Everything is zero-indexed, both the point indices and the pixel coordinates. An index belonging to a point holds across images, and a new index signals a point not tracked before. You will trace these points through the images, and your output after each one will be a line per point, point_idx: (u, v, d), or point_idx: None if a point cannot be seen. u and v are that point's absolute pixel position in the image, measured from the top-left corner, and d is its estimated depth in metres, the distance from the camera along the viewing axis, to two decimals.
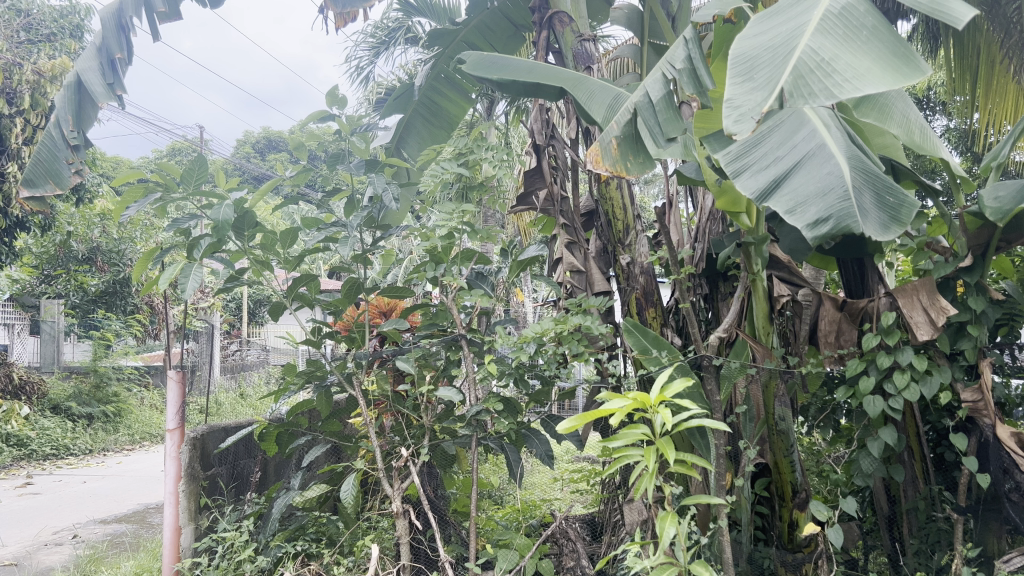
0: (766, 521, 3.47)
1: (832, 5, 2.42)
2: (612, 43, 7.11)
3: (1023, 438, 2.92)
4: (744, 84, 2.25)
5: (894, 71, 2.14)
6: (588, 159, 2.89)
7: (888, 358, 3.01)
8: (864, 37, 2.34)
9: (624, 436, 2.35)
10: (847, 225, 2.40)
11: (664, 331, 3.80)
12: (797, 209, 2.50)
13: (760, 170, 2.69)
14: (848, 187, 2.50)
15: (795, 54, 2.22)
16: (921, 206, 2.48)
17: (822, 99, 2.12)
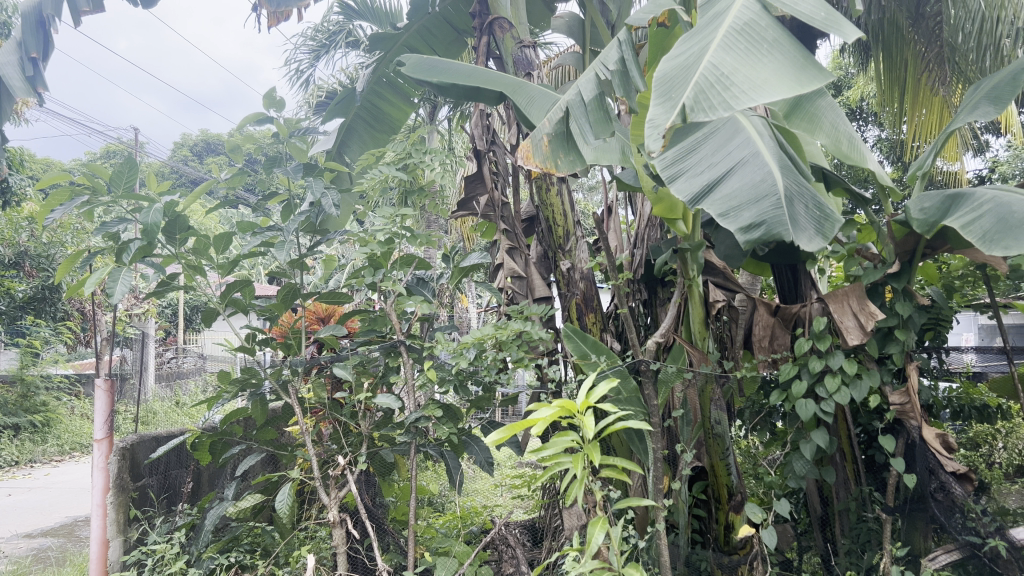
0: (704, 523, 3.53)
1: (736, 19, 2.45)
2: (553, 50, 7.15)
3: (947, 439, 3.03)
4: (663, 105, 2.25)
5: (787, 83, 2.20)
6: (519, 156, 3.01)
7: (820, 362, 3.08)
8: (762, 51, 2.38)
9: (554, 444, 2.38)
10: (778, 233, 2.45)
11: (603, 336, 3.82)
12: (731, 214, 2.54)
13: (696, 177, 2.74)
14: (781, 196, 2.55)
15: (696, 72, 2.26)
16: (846, 220, 2.56)
17: (722, 112, 2.17)
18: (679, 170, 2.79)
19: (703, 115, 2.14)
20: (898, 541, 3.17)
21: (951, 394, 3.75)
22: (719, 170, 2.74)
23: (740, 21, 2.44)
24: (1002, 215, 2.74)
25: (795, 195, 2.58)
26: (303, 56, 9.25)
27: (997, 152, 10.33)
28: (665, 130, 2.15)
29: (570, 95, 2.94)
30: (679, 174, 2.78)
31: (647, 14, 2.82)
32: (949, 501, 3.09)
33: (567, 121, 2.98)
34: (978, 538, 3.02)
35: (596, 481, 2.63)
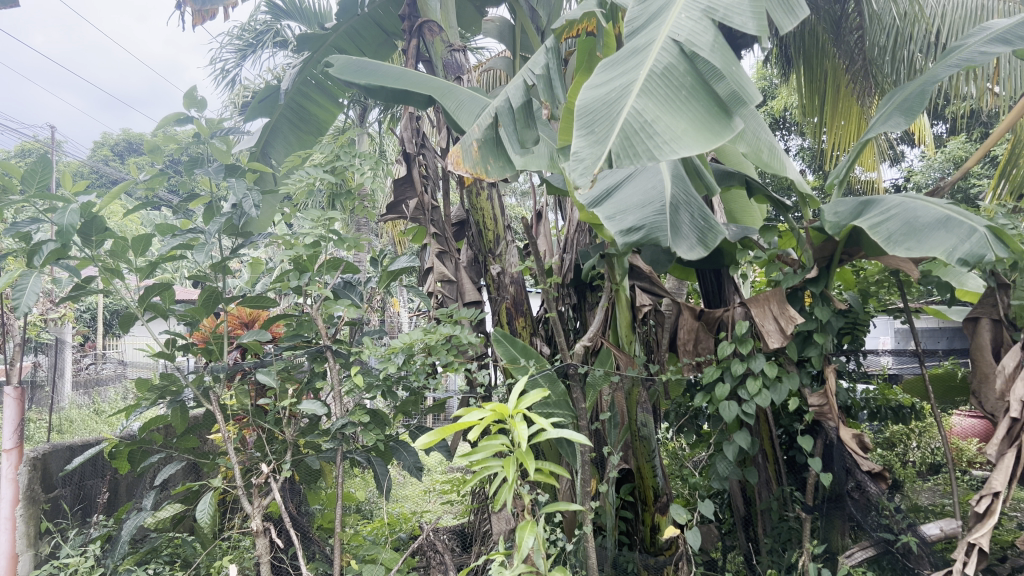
0: (630, 525, 3.57)
1: (658, 56, 2.34)
2: (484, 54, 7.16)
3: (862, 439, 3.13)
4: (587, 140, 2.18)
5: (707, 135, 2.18)
6: (449, 162, 2.88)
7: (742, 365, 3.14)
8: (682, 96, 2.30)
9: (484, 448, 2.36)
10: (655, 236, 2.63)
11: (532, 340, 3.83)
12: (618, 217, 2.74)
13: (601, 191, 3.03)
14: (666, 206, 2.78)
15: (620, 116, 2.18)
16: (726, 234, 2.79)
17: (645, 161, 2.12)
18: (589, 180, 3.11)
19: (628, 165, 2.08)
20: (816, 539, 3.28)
21: (867, 395, 3.87)
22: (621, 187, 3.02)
23: (663, 58, 2.34)
24: (908, 220, 2.87)
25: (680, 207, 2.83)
26: (229, 55, 9.04)
27: (911, 163, 10.75)
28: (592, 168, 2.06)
29: (498, 102, 2.92)
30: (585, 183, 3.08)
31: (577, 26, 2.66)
32: (865, 498, 3.23)
33: (495, 128, 2.97)
34: (891, 534, 3.12)
35: (525, 485, 2.62)
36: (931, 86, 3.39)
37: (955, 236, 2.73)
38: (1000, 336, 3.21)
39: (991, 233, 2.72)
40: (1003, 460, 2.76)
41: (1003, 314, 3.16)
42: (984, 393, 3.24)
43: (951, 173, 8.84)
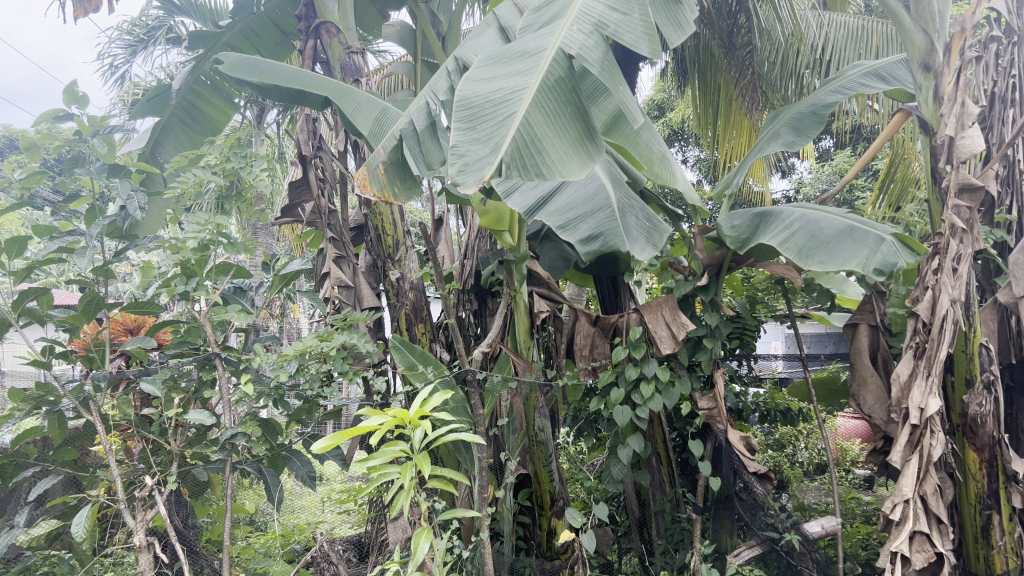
0: (527, 530, 3.59)
1: (550, 67, 2.29)
2: (386, 57, 7.10)
3: (748, 440, 3.24)
4: (476, 141, 2.13)
5: (586, 156, 2.24)
6: (355, 185, 2.72)
7: (636, 370, 3.21)
8: (567, 112, 2.32)
9: (382, 453, 2.33)
10: (615, 242, 2.85)
11: (432, 346, 3.80)
12: (572, 227, 2.93)
13: (529, 196, 3.11)
14: (616, 210, 2.98)
15: (510, 125, 2.14)
16: (669, 230, 3.01)
17: (535, 177, 2.16)
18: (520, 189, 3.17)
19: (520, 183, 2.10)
20: (706, 539, 3.38)
21: (758, 399, 4.02)
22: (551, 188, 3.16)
23: (554, 70, 2.29)
24: (813, 233, 2.99)
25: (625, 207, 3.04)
26: (118, 50, 8.68)
27: (801, 175, 11.23)
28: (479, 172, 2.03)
29: (402, 123, 2.84)
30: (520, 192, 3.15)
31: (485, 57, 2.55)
32: (752, 498, 3.32)
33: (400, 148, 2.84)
34: (775, 533, 3.18)
35: (421, 493, 2.59)
36: (827, 111, 3.57)
37: (863, 246, 2.85)
38: (874, 342, 3.41)
39: (898, 241, 2.87)
40: (908, 465, 2.74)
41: (880, 320, 3.37)
42: (861, 397, 3.34)
43: (837, 186, 9.29)
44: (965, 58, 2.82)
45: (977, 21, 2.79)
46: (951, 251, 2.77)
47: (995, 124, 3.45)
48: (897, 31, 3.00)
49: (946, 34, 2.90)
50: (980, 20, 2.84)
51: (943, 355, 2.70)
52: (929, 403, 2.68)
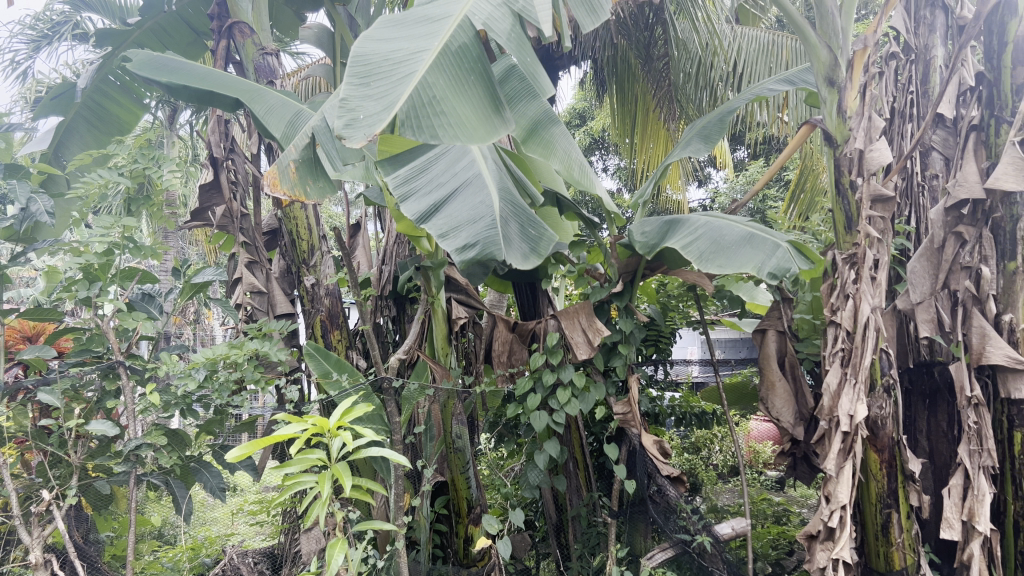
0: (444, 538, 3.55)
1: (454, 33, 2.29)
2: (304, 61, 7.01)
3: (662, 444, 3.30)
4: (372, 96, 2.05)
5: (483, 122, 2.21)
6: (265, 184, 2.67)
7: (552, 375, 3.23)
8: (468, 79, 2.29)
9: (298, 462, 2.28)
10: (491, 251, 2.51)
11: (348, 354, 3.74)
12: (448, 233, 2.57)
13: (421, 201, 2.72)
14: (497, 219, 2.64)
15: (407, 79, 2.10)
16: (556, 242, 2.79)
17: (427, 138, 2.10)
18: (408, 190, 2.80)
19: (413, 135, 2.04)
20: (621, 543, 3.43)
21: (673, 403, 4.14)
22: (444, 191, 2.78)
23: (458, 37, 2.29)
24: (715, 238, 3.06)
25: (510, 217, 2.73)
26: (20, 46, 8.32)
27: (716, 185, 11.52)
28: (372, 121, 1.95)
29: (315, 120, 2.80)
30: (407, 193, 2.79)
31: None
32: (665, 502, 3.43)
33: (312, 148, 2.82)
34: (688, 534, 3.26)
35: (334, 503, 2.54)
36: (732, 117, 3.65)
37: (761, 252, 2.93)
38: (782, 347, 3.53)
39: (793, 248, 2.96)
40: (842, 472, 2.79)
41: (786, 325, 3.51)
42: (770, 400, 3.43)
43: (750, 198, 9.57)
44: (867, 74, 2.95)
45: (878, 39, 2.93)
46: (869, 260, 2.88)
47: (892, 139, 3.63)
48: (804, 47, 3.05)
49: (848, 51, 2.99)
50: (880, 39, 2.96)
51: (868, 361, 2.81)
52: (859, 409, 2.78)
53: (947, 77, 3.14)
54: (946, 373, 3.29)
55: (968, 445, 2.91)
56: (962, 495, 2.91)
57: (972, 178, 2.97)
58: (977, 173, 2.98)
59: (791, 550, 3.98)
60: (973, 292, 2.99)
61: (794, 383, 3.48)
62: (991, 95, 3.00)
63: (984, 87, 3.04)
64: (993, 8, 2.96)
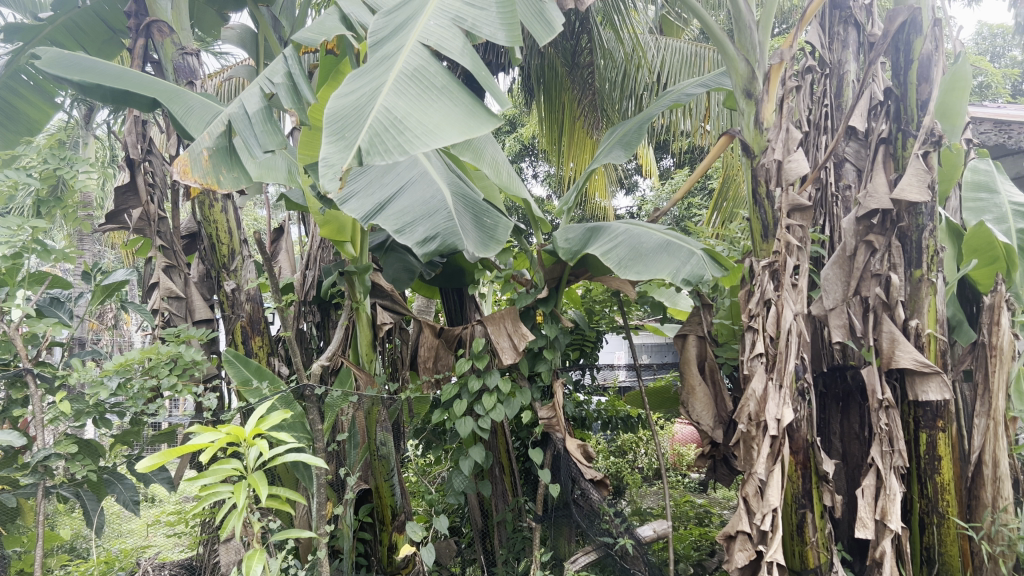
0: (368, 546, 3.49)
1: (407, 57, 2.27)
2: (227, 61, 6.85)
3: (587, 449, 3.35)
4: (337, 146, 2.04)
5: (459, 127, 2.14)
6: (176, 170, 2.58)
7: (479, 381, 3.24)
8: (434, 94, 2.24)
9: (212, 472, 2.24)
10: (452, 242, 2.59)
11: (270, 360, 3.67)
12: (405, 227, 2.61)
13: (368, 198, 2.72)
14: (452, 211, 2.71)
15: (369, 116, 2.08)
16: (511, 229, 2.86)
17: (396, 157, 2.02)
18: (351, 190, 2.77)
19: (381, 160, 1.97)
20: (545, 546, 3.46)
21: (600, 407, 4.19)
22: (390, 190, 2.80)
23: (412, 61, 2.27)
24: (634, 245, 3.11)
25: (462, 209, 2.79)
26: None
27: (642, 193, 11.70)
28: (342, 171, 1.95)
29: (233, 108, 2.74)
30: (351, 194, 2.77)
31: (317, 35, 2.62)
32: (588, 506, 3.38)
33: (228, 137, 2.77)
34: (610, 539, 3.25)
35: (254, 513, 2.49)
36: (651, 126, 3.71)
37: (676, 259, 3.01)
38: (703, 351, 3.60)
39: (707, 256, 3.05)
40: (772, 475, 2.84)
41: (707, 330, 3.57)
42: (691, 405, 3.51)
43: (675, 205, 9.74)
44: (784, 88, 3.04)
45: (795, 54, 3.01)
46: (789, 268, 2.96)
47: (809, 151, 3.75)
48: (722, 58, 3.15)
49: (765, 65, 3.09)
50: (796, 54, 3.06)
51: (792, 365, 2.89)
52: (786, 414, 2.86)
53: (859, 92, 3.24)
54: (858, 376, 3.40)
55: (879, 445, 2.99)
56: (874, 495, 2.98)
57: (881, 190, 3.10)
58: (886, 185, 3.11)
59: (713, 550, 4.06)
60: (883, 299, 3.09)
61: (713, 387, 3.54)
62: (898, 110, 3.17)
63: (892, 103, 3.19)
64: (899, 26, 3.14)
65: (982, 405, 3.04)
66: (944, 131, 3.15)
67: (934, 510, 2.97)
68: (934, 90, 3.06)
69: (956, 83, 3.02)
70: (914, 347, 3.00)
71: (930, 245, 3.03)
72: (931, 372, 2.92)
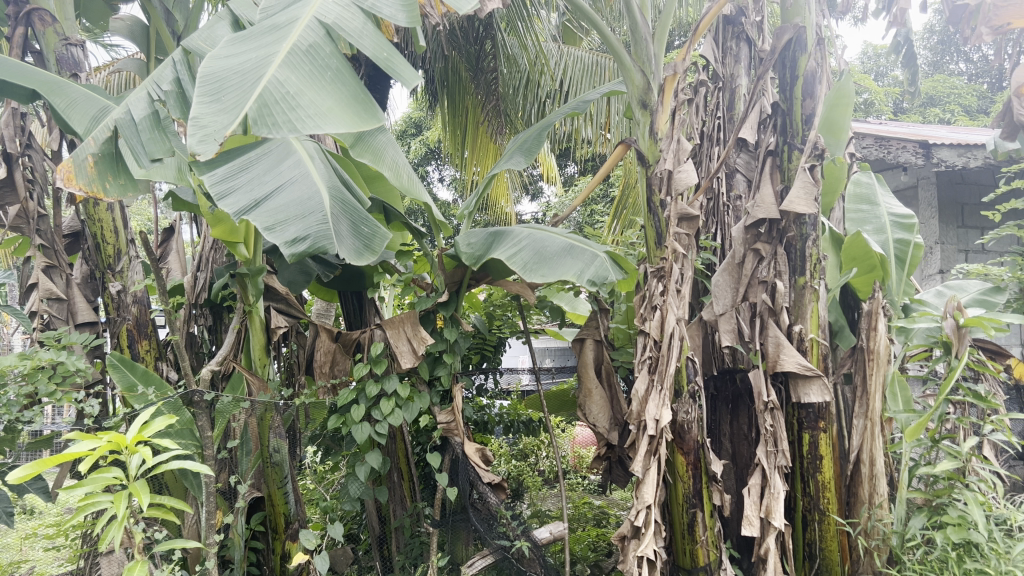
0: (260, 555, 3.40)
1: (303, 34, 2.35)
2: (118, 54, 6.58)
3: (485, 452, 3.37)
4: (217, 109, 2.06)
5: (348, 115, 2.22)
6: (60, 177, 2.48)
7: (377, 386, 3.20)
8: (327, 76, 2.32)
9: (91, 481, 2.14)
10: (323, 247, 2.51)
11: (157, 365, 3.55)
12: (276, 226, 2.49)
13: (243, 194, 2.59)
14: (327, 216, 2.63)
15: (258, 80, 2.12)
16: (389, 239, 2.80)
17: (283, 133, 2.09)
18: (226, 183, 2.63)
19: (268, 132, 2.04)
20: (442, 551, 3.45)
21: (501, 411, 4.24)
22: (267, 188, 2.68)
23: (307, 37, 2.35)
24: (537, 249, 3.14)
25: (339, 214, 2.71)
26: None
27: (547, 199, 11.80)
28: (213, 133, 1.98)
29: (118, 113, 2.64)
30: (225, 187, 2.64)
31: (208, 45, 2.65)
32: (486, 509, 3.44)
33: (113, 142, 2.68)
34: (508, 541, 3.27)
35: (137, 523, 2.39)
36: (550, 133, 3.76)
37: (580, 261, 3.06)
38: (599, 355, 3.66)
39: (608, 259, 3.13)
40: (648, 473, 2.93)
41: (604, 335, 3.64)
42: (588, 407, 3.55)
43: (578, 211, 9.86)
44: (676, 99, 3.14)
45: (687, 67, 3.10)
46: (675, 274, 3.04)
47: (701, 161, 3.86)
48: (619, 69, 3.21)
49: (659, 77, 3.15)
50: (688, 66, 3.16)
51: (672, 368, 2.97)
52: (664, 414, 2.92)
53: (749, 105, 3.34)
54: (747, 379, 3.52)
55: (765, 446, 3.11)
56: (759, 494, 3.08)
57: (768, 200, 3.22)
58: (772, 196, 3.24)
59: (610, 550, 4.15)
60: (769, 305, 3.21)
61: (610, 391, 3.63)
62: (784, 123, 3.30)
63: (780, 117, 3.32)
64: (785, 43, 3.26)
65: (860, 406, 3.17)
66: (830, 144, 3.30)
67: (815, 507, 3.12)
68: (817, 105, 3.21)
69: (839, 99, 3.19)
70: (797, 351, 3.13)
71: (813, 254, 3.17)
72: (812, 375, 3.04)
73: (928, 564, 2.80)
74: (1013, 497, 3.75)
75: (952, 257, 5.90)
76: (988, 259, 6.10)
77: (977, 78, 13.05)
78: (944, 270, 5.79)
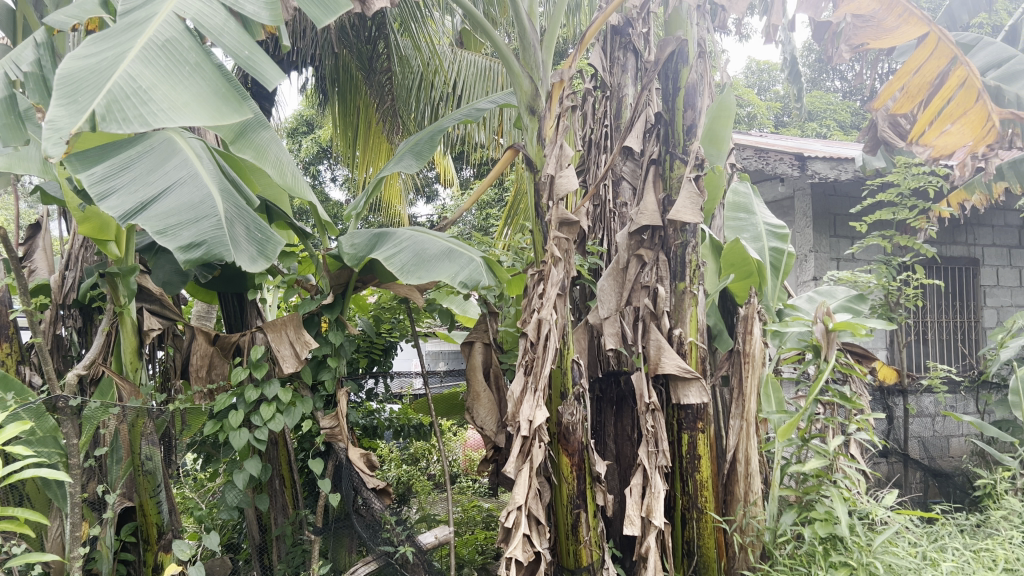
0: (131, 566, 3.25)
1: (159, 28, 2.30)
2: None
3: (368, 457, 3.34)
4: (68, 108, 1.99)
5: (206, 108, 2.16)
6: None
7: (256, 391, 3.12)
8: (184, 70, 2.27)
9: None
10: (218, 253, 2.47)
11: (18, 369, 3.36)
12: (168, 231, 2.44)
13: (130, 198, 2.50)
14: (223, 220, 2.57)
15: (109, 78, 2.07)
16: (282, 244, 2.75)
17: (136, 127, 2.04)
18: (109, 186, 2.52)
19: (116, 127, 1.99)
20: (325, 559, 3.39)
21: (391, 415, 4.17)
22: (154, 190, 2.58)
23: (164, 31, 2.30)
24: (417, 251, 3.13)
25: (235, 217, 2.65)
26: None
27: (442, 202, 11.77)
28: (69, 136, 1.91)
29: None
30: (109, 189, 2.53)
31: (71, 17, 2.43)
32: (370, 516, 3.34)
33: None
34: (392, 547, 3.24)
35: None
36: (440, 136, 3.76)
37: (455, 262, 3.08)
38: (487, 358, 3.68)
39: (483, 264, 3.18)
40: (520, 474, 2.94)
41: (492, 338, 3.65)
42: (475, 410, 3.56)
43: (473, 213, 9.86)
44: (562, 106, 3.18)
45: (572, 75, 3.15)
46: (556, 278, 3.09)
47: (588, 168, 3.93)
48: (507, 75, 3.23)
49: (547, 83, 3.21)
50: (575, 75, 3.21)
51: (547, 370, 3.01)
52: (538, 415, 2.94)
53: (634, 114, 3.42)
54: (629, 381, 3.60)
55: (646, 446, 3.18)
56: (641, 494, 3.13)
57: (651, 209, 3.30)
58: (654, 204, 3.32)
59: (497, 552, 4.17)
60: (651, 309, 3.30)
61: (497, 394, 3.66)
62: (666, 133, 3.40)
63: (661, 126, 3.42)
64: (668, 54, 3.38)
65: (735, 407, 3.27)
66: (710, 155, 3.34)
67: (693, 505, 3.22)
68: (698, 117, 3.33)
69: (721, 111, 3.25)
70: (677, 353, 3.23)
71: (692, 260, 3.28)
72: (691, 377, 3.15)
73: (797, 559, 2.93)
74: (876, 492, 3.96)
75: (825, 265, 6.19)
76: (858, 266, 6.45)
77: (850, 95, 13.81)
78: (818, 277, 6.08)
